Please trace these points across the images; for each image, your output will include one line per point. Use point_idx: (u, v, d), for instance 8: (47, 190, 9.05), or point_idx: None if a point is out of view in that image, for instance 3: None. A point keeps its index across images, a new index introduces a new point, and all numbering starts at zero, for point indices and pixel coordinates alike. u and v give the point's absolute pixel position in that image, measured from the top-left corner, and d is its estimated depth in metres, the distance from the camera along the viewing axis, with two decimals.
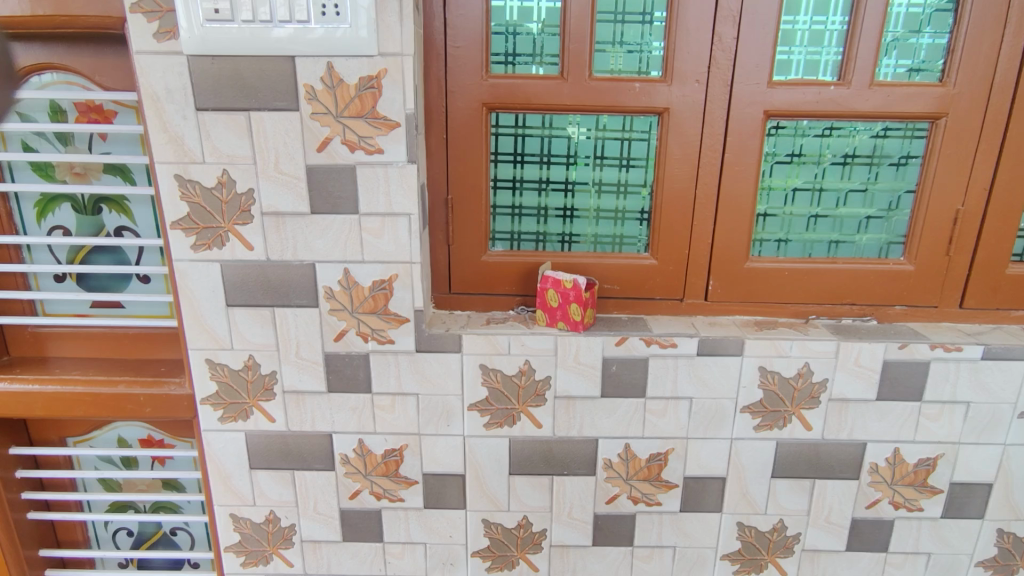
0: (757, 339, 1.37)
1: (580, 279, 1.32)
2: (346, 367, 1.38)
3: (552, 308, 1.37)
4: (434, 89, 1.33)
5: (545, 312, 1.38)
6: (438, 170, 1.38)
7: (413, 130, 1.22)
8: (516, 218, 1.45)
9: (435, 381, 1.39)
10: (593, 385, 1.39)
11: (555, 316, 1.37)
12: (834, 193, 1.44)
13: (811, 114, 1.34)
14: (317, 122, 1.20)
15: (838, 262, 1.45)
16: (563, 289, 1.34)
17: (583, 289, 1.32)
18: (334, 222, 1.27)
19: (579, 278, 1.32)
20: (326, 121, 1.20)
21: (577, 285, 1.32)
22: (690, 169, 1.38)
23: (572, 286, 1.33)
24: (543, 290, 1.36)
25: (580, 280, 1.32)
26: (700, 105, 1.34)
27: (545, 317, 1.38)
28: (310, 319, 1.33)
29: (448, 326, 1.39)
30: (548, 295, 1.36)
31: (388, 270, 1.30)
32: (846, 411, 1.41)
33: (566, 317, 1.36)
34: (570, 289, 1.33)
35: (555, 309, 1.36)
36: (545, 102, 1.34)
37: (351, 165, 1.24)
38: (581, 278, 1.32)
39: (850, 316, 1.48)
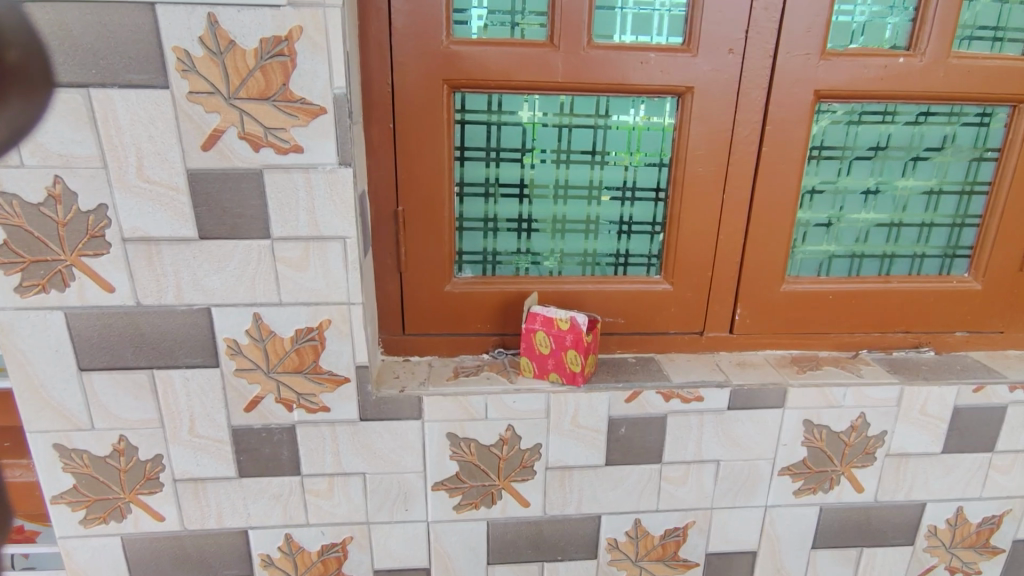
0: (804, 388, 1.07)
1: (580, 318, 0.99)
2: (263, 445, 1.00)
3: (542, 355, 1.03)
4: (374, 59, 0.95)
5: (531, 361, 1.04)
6: (384, 171, 1.01)
7: (345, 119, 0.85)
8: (490, 234, 1.09)
9: (387, 457, 1.04)
10: (595, 452, 1.07)
11: (545, 365, 1.03)
12: (891, 195, 1.14)
13: (871, 96, 1.03)
14: (198, 106, 0.81)
15: (893, 282, 1.16)
16: (557, 330, 1.00)
17: (586, 331, 0.99)
18: (234, 252, 0.89)
19: (580, 316, 0.98)
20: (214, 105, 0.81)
21: (578, 325, 0.99)
22: (717, 169, 1.06)
23: (570, 327, 0.99)
24: (529, 331, 1.02)
25: (580, 318, 0.99)
26: (733, 84, 1.01)
27: (530, 366, 1.04)
28: (206, 384, 0.95)
29: (403, 383, 1.04)
30: (536, 338, 1.02)
31: (317, 315, 0.94)
32: (904, 468, 1.14)
33: (560, 366, 1.02)
34: (567, 331, 1.00)
35: (545, 356, 1.03)
36: (528, 78, 0.98)
37: (254, 169, 0.85)
38: (583, 315, 0.99)
39: (903, 347, 1.20)
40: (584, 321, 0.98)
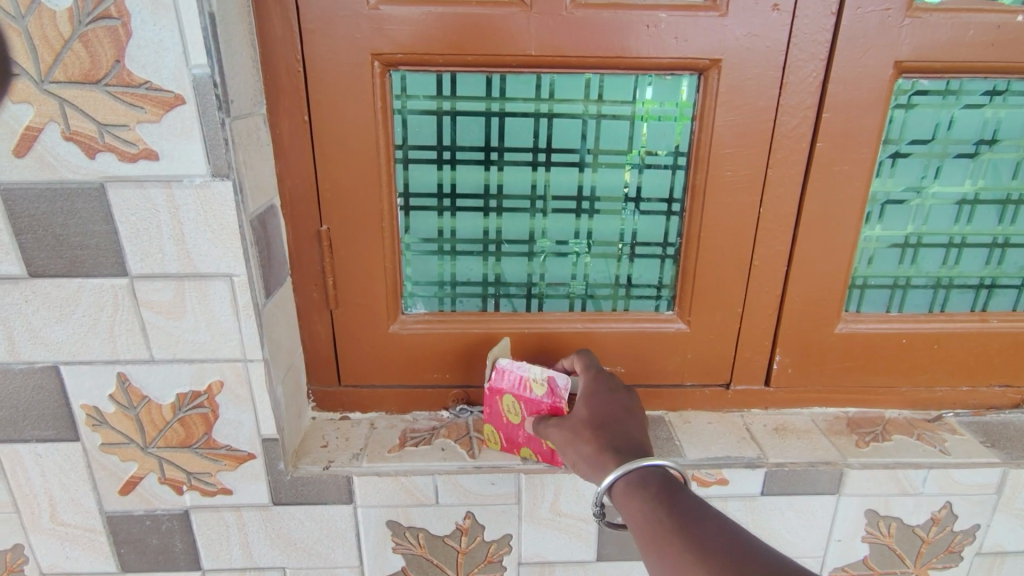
0: (866, 470, 0.80)
1: (560, 379, 0.72)
2: (148, 535, 0.79)
3: (510, 424, 0.76)
4: (276, 24, 0.69)
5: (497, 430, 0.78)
6: (301, 179, 0.76)
7: (212, 112, 0.59)
8: (447, 258, 0.84)
9: (311, 549, 0.81)
10: (583, 545, 0.83)
11: (512, 437, 0.77)
12: (995, 204, 0.83)
13: (976, 69, 0.73)
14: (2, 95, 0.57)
15: (993, 321, 0.86)
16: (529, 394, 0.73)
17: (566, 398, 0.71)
18: (80, 294, 0.66)
19: (559, 376, 0.71)
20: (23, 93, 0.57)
21: (557, 389, 0.71)
22: (753, 172, 0.77)
23: (546, 390, 0.72)
24: (494, 392, 0.76)
25: (560, 380, 0.72)
26: (777, 55, 0.72)
27: (495, 436, 0.78)
28: (67, 460, 0.74)
29: (331, 455, 0.79)
30: (504, 402, 0.75)
31: (203, 375, 0.70)
32: (998, 569, 0.88)
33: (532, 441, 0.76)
34: (544, 396, 0.72)
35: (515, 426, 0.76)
36: (490, 50, 0.71)
37: (93, 183, 0.61)
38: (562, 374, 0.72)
39: (1001, 407, 0.89)
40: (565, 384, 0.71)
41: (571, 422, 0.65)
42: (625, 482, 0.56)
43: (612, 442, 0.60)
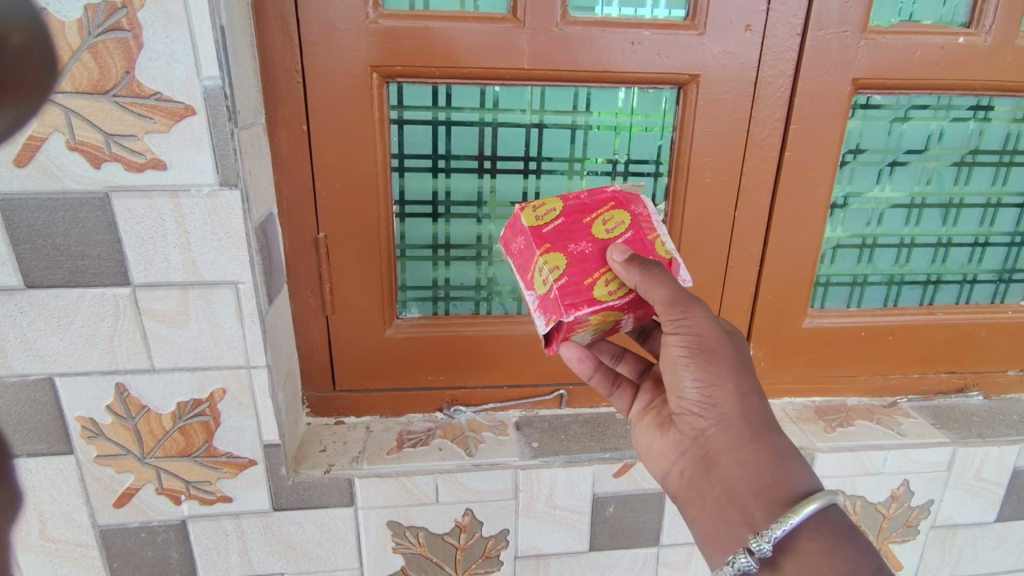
0: (834, 454, 0.87)
1: (685, 274, 0.61)
2: (143, 548, 0.78)
3: (589, 224, 0.59)
4: (276, 36, 0.70)
5: (569, 206, 0.60)
6: (298, 187, 0.77)
7: (222, 122, 0.60)
8: (440, 263, 0.86)
9: (311, 554, 0.81)
10: (576, 535, 0.86)
11: (567, 236, 0.58)
12: (939, 207, 0.92)
13: (922, 86, 0.81)
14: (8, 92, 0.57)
15: (940, 313, 0.95)
16: (645, 234, 0.59)
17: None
18: (79, 304, 0.65)
19: (685, 271, 0.61)
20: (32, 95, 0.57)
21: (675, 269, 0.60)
22: (728, 179, 0.83)
23: (665, 257, 0.59)
24: (614, 201, 0.60)
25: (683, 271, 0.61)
26: (749, 71, 0.78)
27: (557, 216, 0.59)
28: (57, 474, 0.73)
29: (329, 459, 0.80)
30: (610, 210, 0.60)
31: (204, 383, 0.71)
32: (951, 539, 0.96)
33: (587, 261, 0.57)
34: (658, 254, 0.59)
35: (586, 230, 0.58)
36: (485, 63, 0.74)
37: (98, 193, 0.61)
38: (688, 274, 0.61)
39: (948, 392, 0.98)
40: (686, 281, 0.61)
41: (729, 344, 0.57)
42: (808, 547, 0.49)
43: (749, 403, 0.56)
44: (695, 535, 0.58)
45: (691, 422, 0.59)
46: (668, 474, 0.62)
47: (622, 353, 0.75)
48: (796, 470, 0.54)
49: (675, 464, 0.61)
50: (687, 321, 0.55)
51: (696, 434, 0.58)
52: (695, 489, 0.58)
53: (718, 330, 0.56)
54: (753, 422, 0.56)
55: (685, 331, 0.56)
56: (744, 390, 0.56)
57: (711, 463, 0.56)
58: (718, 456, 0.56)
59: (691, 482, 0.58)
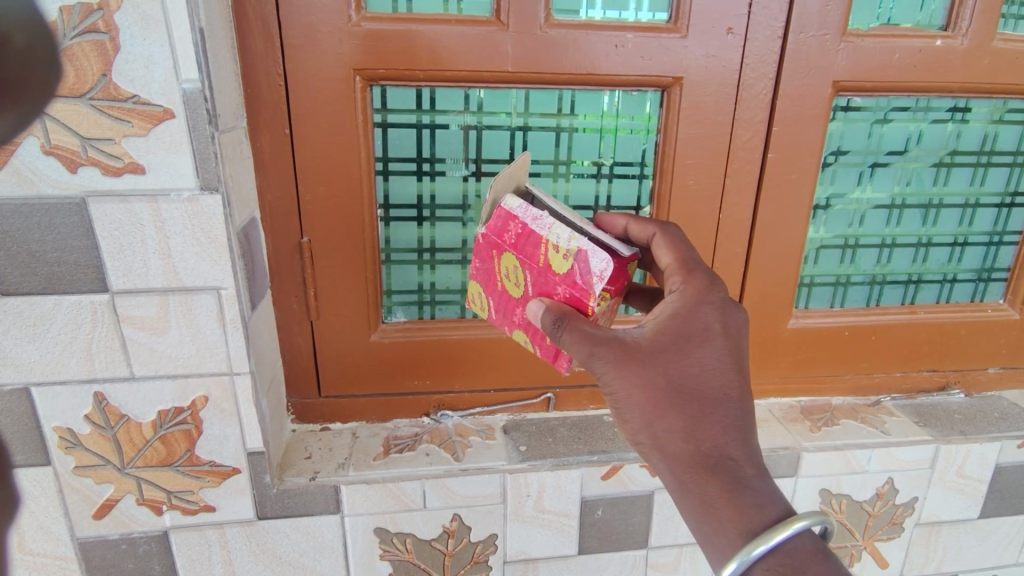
0: (820, 453, 0.88)
1: (594, 262, 0.54)
2: (123, 560, 0.76)
3: (505, 290, 0.62)
4: (258, 40, 0.70)
5: (483, 282, 0.64)
6: (280, 191, 0.76)
7: (202, 125, 0.59)
8: (426, 267, 0.86)
9: (295, 563, 0.80)
10: (565, 539, 0.86)
11: (505, 305, 0.63)
12: (919, 208, 0.93)
13: (902, 89, 0.82)
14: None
15: (921, 313, 0.96)
16: (537, 265, 0.57)
17: (594, 290, 0.55)
18: (56, 311, 0.64)
19: (594, 259, 0.54)
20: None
21: (584, 270, 0.55)
22: (712, 181, 0.83)
23: (566, 270, 0.56)
24: (495, 250, 0.60)
25: (593, 262, 0.54)
26: (731, 74, 0.79)
27: (486, 298, 0.65)
28: (34, 486, 0.71)
29: (314, 466, 0.79)
30: (503, 263, 0.60)
31: (186, 390, 0.69)
32: (936, 537, 0.97)
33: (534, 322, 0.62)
34: (560, 275, 0.56)
35: (508, 297, 0.62)
36: (468, 66, 0.74)
37: (74, 198, 0.60)
38: (599, 258, 0.54)
39: (930, 390, 0.99)
40: (601, 271, 0.54)
41: (647, 384, 0.53)
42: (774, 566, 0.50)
43: (689, 440, 0.53)
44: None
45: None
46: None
47: None
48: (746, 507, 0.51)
49: None
50: (602, 371, 0.54)
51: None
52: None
53: (634, 369, 0.54)
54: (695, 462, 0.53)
55: (607, 385, 0.55)
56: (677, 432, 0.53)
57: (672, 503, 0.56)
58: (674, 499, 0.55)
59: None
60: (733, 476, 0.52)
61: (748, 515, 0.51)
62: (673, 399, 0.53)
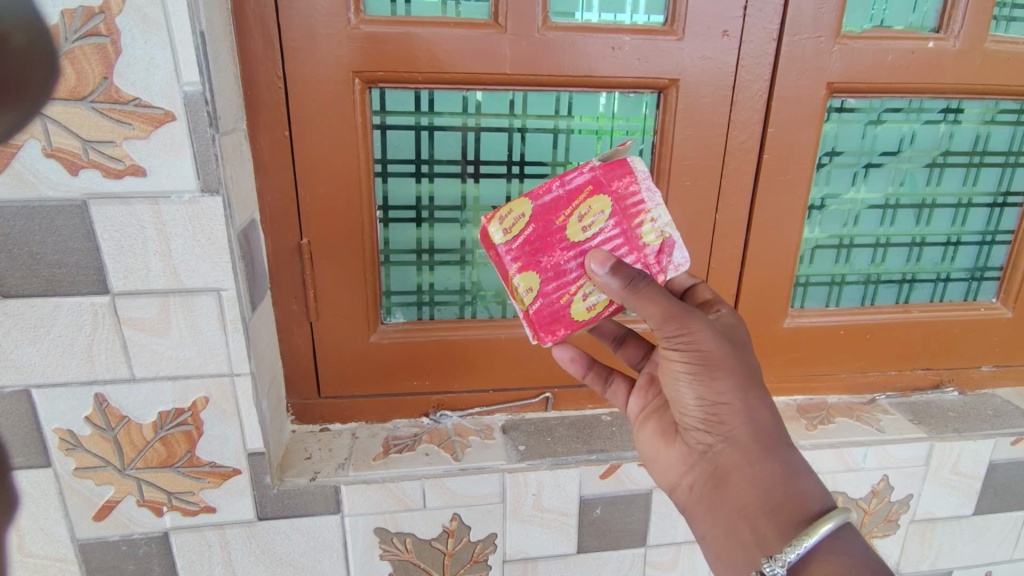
0: (817, 450, 0.88)
1: (677, 254, 0.61)
2: (123, 562, 0.76)
3: (563, 228, 0.60)
4: (257, 42, 0.70)
5: (540, 208, 0.60)
6: (280, 193, 0.76)
7: (203, 128, 0.60)
8: (425, 268, 0.86)
9: (295, 563, 0.80)
10: (564, 538, 0.86)
11: (541, 249, 0.60)
12: (913, 208, 0.94)
13: (895, 90, 0.83)
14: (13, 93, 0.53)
15: (915, 311, 0.97)
16: (628, 227, 0.60)
17: (665, 274, 0.61)
18: (57, 314, 0.64)
19: (679, 253, 0.61)
20: (34, 96, 0.55)
21: (665, 257, 0.61)
22: (708, 182, 0.84)
23: (652, 245, 0.60)
24: (591, 186, 0.60)
25: (677, 253, 0.61)
26: (727, 76, 0.80)
27: (527, 226, 0.60)
28: (35, 488, 0.71)
29: (314, 466, 0.79)
30: (591, 202, 0.60)
31: (187, 391, 0.70)
32: (931, 533, 0.98)
33: (567, 271, 0.61)
34: (643, 246, 0.60)
35: (556, 235, 0.60)
36: (467, 68, 0.75)
37: (75, 200, 0.60)
38: (683, 253, 0.61)
39: (924, 388, 1.00)
40: (678, 264, 0.61)
41: (732, 355, 0.58)
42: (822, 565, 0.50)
43: (758, 418, 0.58)
44: (706, 551, 0.60)
45: (701, 437, 0.60)
46: (677, 485, 0.64)
47: (623, 339, 0.78)
48: (807, 490, 0.54)
49: (685, 477, 0.63)
50: (686, 337, 0.57)
51: (704, 449, 0.60)
52: (708, 505, 0.60)
53: (721, 343, 0.58)
54: (765, 438, 0.57)
55: (697, 346, 0.57)
56: (755, 405, 0.58)
57: (721, 480, 0.58)
58: (731, 473, 0.57)
59: (701, 496, 0.60)
60: (788, 459, 0.57)
61: (810, 496, 0.54)
62: (749, 379, 0.58)
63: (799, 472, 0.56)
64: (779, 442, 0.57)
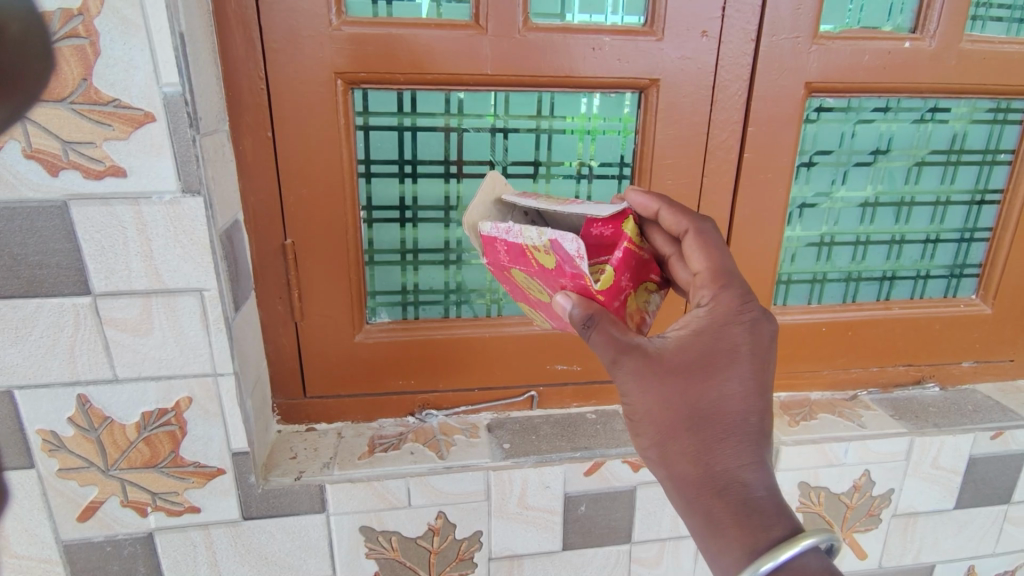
0: (799, 447, 0.89)
1: (568, 245, 0.52)
2: (108, 562, 0.76)
3: (537, 302, 0.62)
4: (239, 44, 0.70)
5: (524, 302, 0.65)
6: (263, 195, 0.77)
7: (183, 129, 0.60)
8: (410, 268, 0.87)
9: (279, 562, 0.81)
10: (549, 535, 0.87)
11: (555, 316, 0.62)
12: (892, 206, 0.95)
13: (873, 90, 0.85)
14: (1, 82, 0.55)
15: (895, 308, 0.98)
16: (536, 270, 0.57)
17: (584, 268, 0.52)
18: (38, 314, 0.64)
19: (565, 243, 0.52)
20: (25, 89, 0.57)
21: (565, 257, 0.53)
22: (689, 182, 0.85)
23: (553, 263, 0.54)
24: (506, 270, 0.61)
25: (565, 246, 0.52)
26: (707, 76, 0.81)
27: (536, 314, 0.65)
28: (19, 489, 0.71)
29: (300, 466, 0.79)
30: (517, 279, 0.61)
31: (170, 391, 0.70)
32: (913, 528, 1.00)
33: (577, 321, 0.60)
34: (555, 271, 0.55)
35: (543, 307, 0.61)
36: (449, 70, 0.75)
37: (56, 201, 0.61)
38: (570, 240, 0.51)
39: (906, 384, 1.01)
40: (575, 253, 0.51)
41: (663, 400, 0.53)
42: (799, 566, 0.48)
43: (703, 458, 0.52)
44: None
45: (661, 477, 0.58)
46: None
47: None
48: (758, 530, 0.50)
49: None
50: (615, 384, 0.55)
51: None
52: None
53: (647, 389, 0.53)
54: (711, 481, 0.51)
55: (625, 393, 0.54)
56: (695, 446, 0.52)
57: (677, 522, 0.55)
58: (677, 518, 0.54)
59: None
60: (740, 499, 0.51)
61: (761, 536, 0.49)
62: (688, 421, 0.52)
63: (751, 511, 0.50)
64: (720, 481, 0.51)
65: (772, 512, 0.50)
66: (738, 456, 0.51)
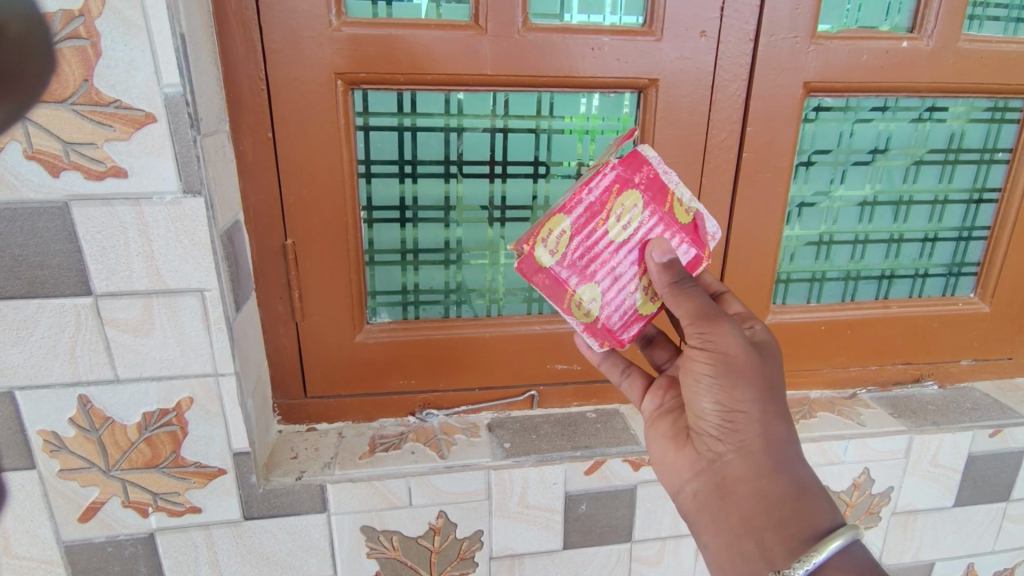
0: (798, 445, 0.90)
1: (710, 225, 0.62)
2: (109, 563, 0.76)
3: (603, 232, 0.60)
4: (239, 44, 0.70)
5: (576, 219, 0.59)
6: (263, 195, 0.77)
7: (184, 130, 0.60)
8: (410, 268, 0.87)
9: (280, 561, 0.81)
10: (550, 534, 0.87)
11: (589, 257, 0.61)
12: (890, 205, 0.96)
13: (871, 89, 0.85)
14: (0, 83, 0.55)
15: (893, 307, 0.98)
16: (662, 212, 0.61)
17: (707, 245, 0.62)
18: (39, 315, 0.64)
19: (712, 221, 0.62)
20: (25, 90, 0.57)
21: (700, 229, 0.62)
22: (688, 181, 0.85)
23: (688, 220, 0.61)
24: (617, 184, 0.60)
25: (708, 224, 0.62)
26: (706, 76, 0.81)
27: (569, 236, 0.60)
28: (20, 490, 0.71)
29: (301, 465, 0.80)
30: (620, 198, 0.60)
31: (171, 391, 0.70)
32: (912, 526, 1.00)
33: (617, 276, 0.61)
34: (682, 226, 0.61)
35: (603, 242, 0.60)
36: (448, 70, 0.75)
37: (57, 202, 0.61)
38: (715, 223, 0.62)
39: (905, 383, 1.02)
40: (713, 234, 0.62)
41: (757, 365, 0.58)
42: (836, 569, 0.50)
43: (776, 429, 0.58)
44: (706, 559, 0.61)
45: (711, 444, 0.60)
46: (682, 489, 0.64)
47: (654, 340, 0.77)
48: (817, 505, 0.55)
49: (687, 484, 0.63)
50: (711, 336, 0.58)
51: (714, 457, 0.60)
52: (712, 513, 0.60)
53: (744, 349, 0.58)
54: (778, 454, 0.57)
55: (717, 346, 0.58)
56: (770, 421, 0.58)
57: (727, 490, 0.58)
58: (734, 487, 0.58)
59: (705, 504, 0.61)
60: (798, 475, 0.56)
61: (818, 512, 0.54)
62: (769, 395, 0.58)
63: (807, 488, 0.56)
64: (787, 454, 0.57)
65: (819, 491, 0.56)
66: (791, 436, 0.58)
